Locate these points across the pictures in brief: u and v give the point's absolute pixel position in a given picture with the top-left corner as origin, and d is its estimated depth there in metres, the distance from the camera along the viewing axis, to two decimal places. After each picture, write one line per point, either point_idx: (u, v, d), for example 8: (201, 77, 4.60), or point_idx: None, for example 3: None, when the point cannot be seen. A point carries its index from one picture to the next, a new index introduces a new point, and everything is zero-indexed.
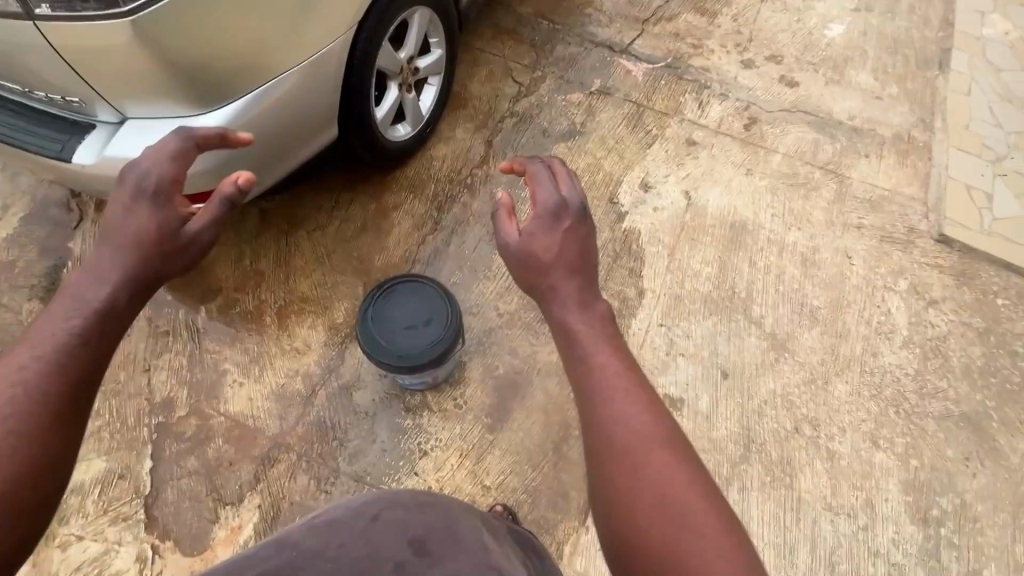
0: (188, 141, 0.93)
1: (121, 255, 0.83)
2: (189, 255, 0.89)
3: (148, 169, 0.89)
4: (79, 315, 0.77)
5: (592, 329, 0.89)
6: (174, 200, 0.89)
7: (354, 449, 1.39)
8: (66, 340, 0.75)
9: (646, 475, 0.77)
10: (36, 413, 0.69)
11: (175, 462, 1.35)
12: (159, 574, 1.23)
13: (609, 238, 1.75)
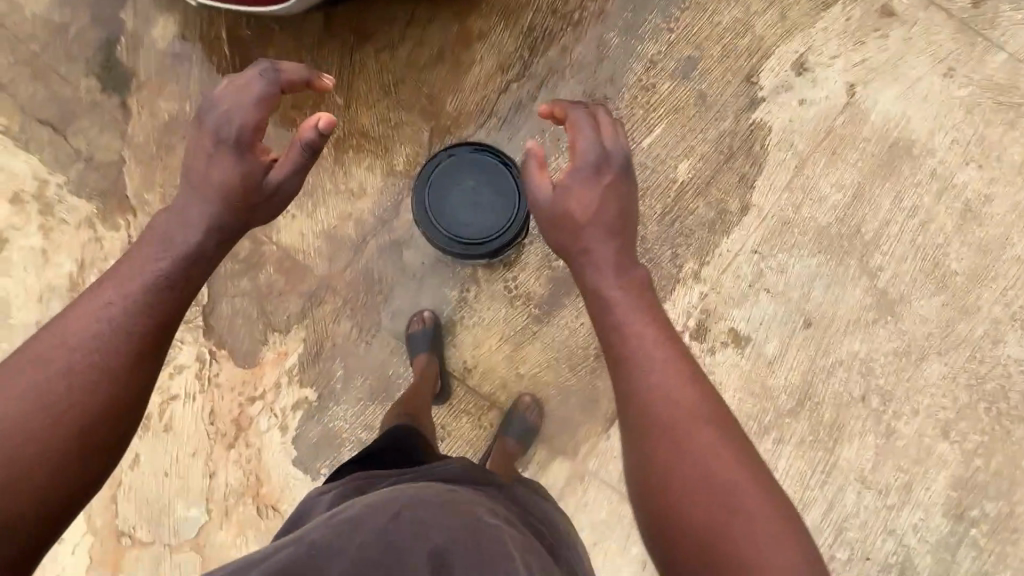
0: (273, 84, 0.88)
1: (210, 206, 0.84)
2: (268, 209, 0.90)
3: (230, 114, 0.86)
4: (170, 263, 0.81)
5: (628, 296, 0.84)
6: (254, 153, 0.87)
7: (399, 307, 1.37)
8: (157, 287, 0.79)
9: (690, 456, 0.74)
10: (123, 354, 0.74)
11: (229, 280, 1.37)
12: (216, 376, 1.36)
13: (730, 130, 1.41)
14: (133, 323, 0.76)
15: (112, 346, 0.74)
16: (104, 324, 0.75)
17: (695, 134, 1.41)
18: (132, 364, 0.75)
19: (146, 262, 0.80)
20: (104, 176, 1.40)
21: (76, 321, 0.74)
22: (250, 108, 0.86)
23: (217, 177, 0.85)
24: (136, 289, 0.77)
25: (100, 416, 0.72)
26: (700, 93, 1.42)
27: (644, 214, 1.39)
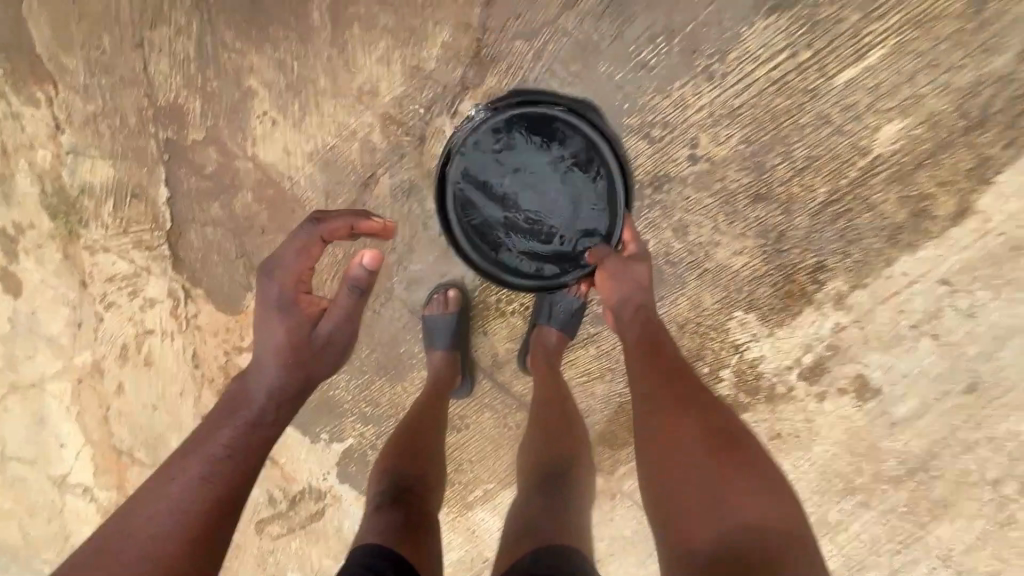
0: (314, 233, 0.71)
1: (273, 372, 0.69)
2: (332, 359, 0.74)
3: (278, 271, 0.72)
4: (238, 429, 0.66)
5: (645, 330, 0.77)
6: (304, 307, 0.72)
7: (416, 275, 1.03)
8: (223, 455, 0.63)
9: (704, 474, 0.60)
10: (189, 530, 0.58)
11: (196, 203, 1.02)
12: (195, 317, 1.11)
13: (993, 74, 0.83)
14: (199, 499, 0.60)
15: (187, 509, 0.59)
16: (166, 509, 0.59)
17: (931, 74, 0.84)
18: (199, 546, 0.58)
19: (207, 437, 0.65)
20: (4, 19, 0.95)
21: (135, 512, 0.59)
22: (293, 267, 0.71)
23: (267, 344, 0.70)
24: (203, 458, 0.63)
25: None
26: None
27: (795, 197, 0.90)
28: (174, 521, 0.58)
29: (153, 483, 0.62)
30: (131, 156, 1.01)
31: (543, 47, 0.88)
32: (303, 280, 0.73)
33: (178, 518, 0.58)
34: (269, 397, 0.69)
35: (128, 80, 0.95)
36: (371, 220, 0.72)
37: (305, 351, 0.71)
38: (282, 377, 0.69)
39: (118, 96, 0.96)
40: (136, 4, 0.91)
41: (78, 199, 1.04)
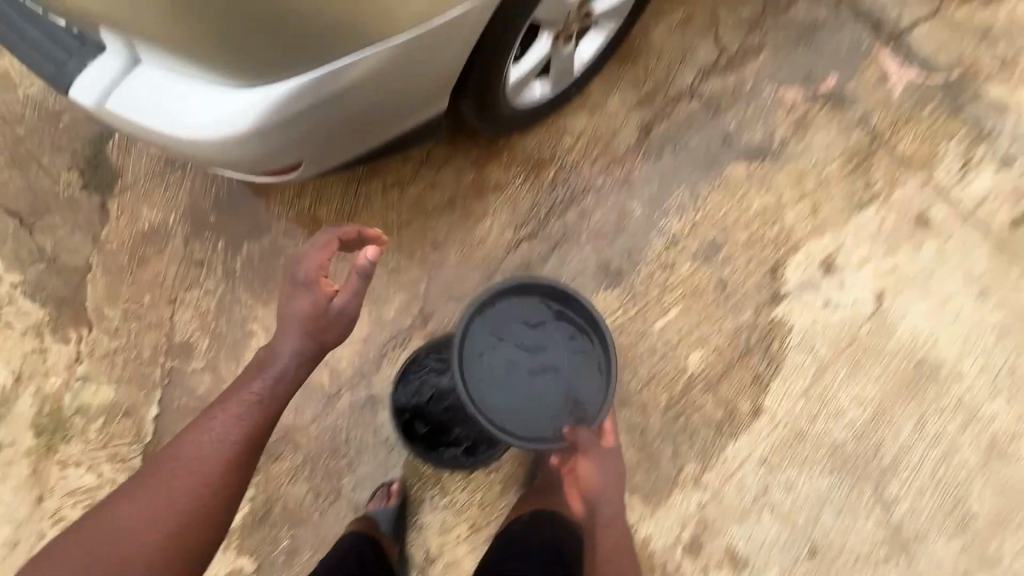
0: (331, 236, 0.94)
1: (293, 340, 0.89)
2: (341, 332, 0.92)
3: (299, 266, 0.92)
4: (267, 384, 0.89)
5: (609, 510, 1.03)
6: (320, 286, 0.90)
7: (363, 476, 1.23)
8: (254, 403, 0.88)
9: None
10: (223, 467, 0.84)
11: (181, 419, 1.23)
12: None
13: (748, 323, 1.31)
14: (230, 446, 0.85)
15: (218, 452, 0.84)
16: (211, 445, 0.85)
17: (711, 324, 1.31)
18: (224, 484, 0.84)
19: (247, 384, 0.90)
20: (65, 282, 1.27)
21: (192, 439, 0.86)
22: (315, 258, 0.91)
23: (289, 312, 0.90)
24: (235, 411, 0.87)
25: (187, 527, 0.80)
26: (721, 280, 1.33)
27: (647, 402, 1.28)
28: (213, 469, 0.84)
29: (208, 413, 0.88)
30: (133, 381, 1.24)
31: (467, 305, 1.30)
32: (322, 269, 0.92)
33: (218, 458, 0.84)
34: (290, 360, 0.90)
35: (152, 325, 1.26)
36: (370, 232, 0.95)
37: (319, 322, 0.90)
38: (299, 347, 0.89)
39: (140, 336, 1.25)
40: (178, 275, 1.28)
41: (70, 418, 1.22)
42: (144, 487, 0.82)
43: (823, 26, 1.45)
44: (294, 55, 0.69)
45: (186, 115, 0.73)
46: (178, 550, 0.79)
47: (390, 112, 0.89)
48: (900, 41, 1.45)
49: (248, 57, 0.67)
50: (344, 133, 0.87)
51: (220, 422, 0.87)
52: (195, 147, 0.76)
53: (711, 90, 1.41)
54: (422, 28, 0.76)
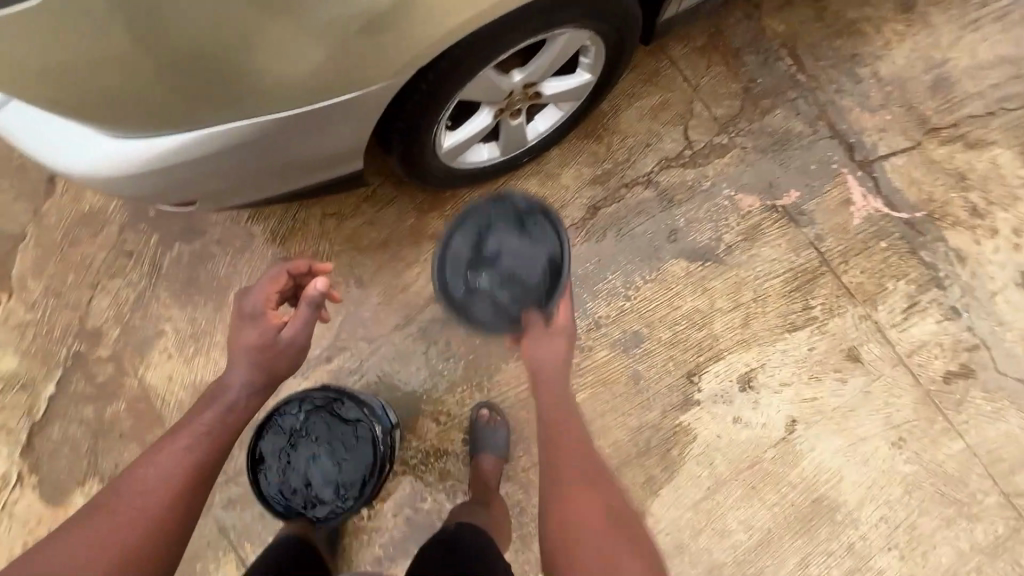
0: (281, 268, 0.84)
1: (244, 369, 0.77)
2: (295, 361, 0.81)
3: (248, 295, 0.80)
4: (218, 414, 0.75)
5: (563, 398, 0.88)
6: (268, 315, 0.79)
7: (235, 497, 1.23)
8: (204, 435, 0.73)
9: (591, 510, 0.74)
10: (170, 511, 0.67)
11: (74, 403, 1.24)
12: (14, 503, 1.21)
13: (652, 422, 1.29)
14: (177, 484, 0.69)
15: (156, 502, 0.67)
16: (151, 486, 0.68)
17: (615, 416, 1.30)
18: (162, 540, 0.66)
19: (195, 415, 0.75)
20: None
21: (124, 483, 0.68)
22: (263, 286, 0.81)
23: (237, 343, 0.78)
24: (183, 442, 0.72)
25: None
26: (635, 374, 1.31)
27: (532, 482, 1.27)
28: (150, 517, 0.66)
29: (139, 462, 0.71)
30: (38, 356, 1.26)
31: (377, 348, 1.30)
32: (271, 299, 0.81)
33: (160, 496, 0.67)
34: (242, 389, 0.76)
35: (69, 305, 1.28)
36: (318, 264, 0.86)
37: (272, 350, 0.78)
38: (250, 377, 0.77)
39: (55, 313, 1.28)
40: (105, 261, 1.30)
41: None
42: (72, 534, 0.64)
43: (796, 138, 1.43)
44: (160, 118, 0.74)
45: (59, 154, 0.78)
46: None
47: (291, 169, 0.93)
48: (872, 169, 1.42)
49: (112, 114, 0.73)
50: (231, 188, 0.91)
51: (160, 458, 0.70)
52: (82, 179, 0.80)
53: (669, 181, 1.39)
54: (300, 108, 0.81)
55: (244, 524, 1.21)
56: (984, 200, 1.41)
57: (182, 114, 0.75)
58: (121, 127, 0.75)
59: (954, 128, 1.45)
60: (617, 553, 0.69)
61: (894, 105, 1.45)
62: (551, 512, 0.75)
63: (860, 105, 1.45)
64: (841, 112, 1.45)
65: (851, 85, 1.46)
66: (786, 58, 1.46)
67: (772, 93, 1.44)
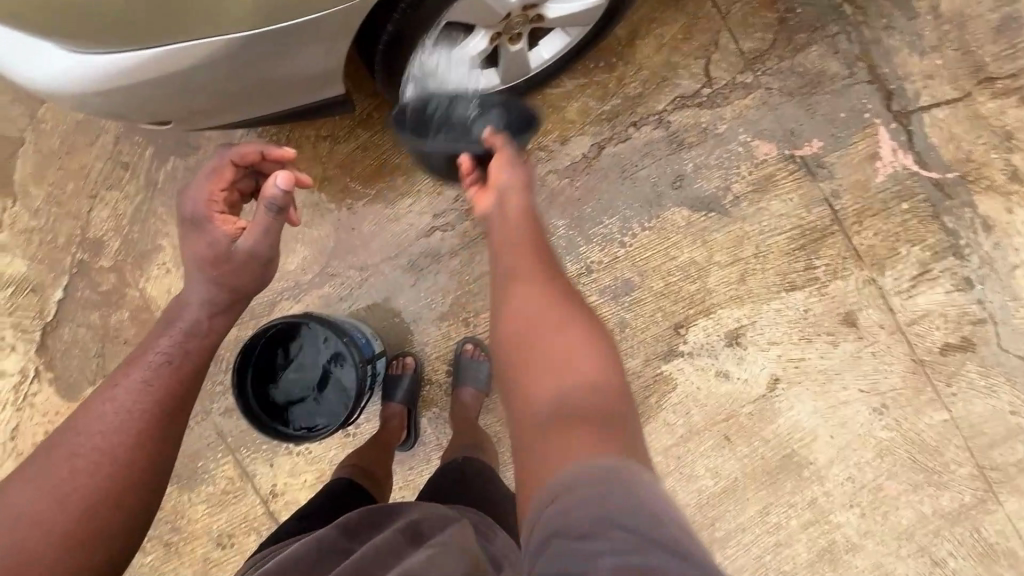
0: (225, 157, 0.91)
1: (201, 285, 0.87)
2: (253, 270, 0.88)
3: (195, 195, 0.89)
4: (174, 342, 0.85)
5: (533, 231, 0.84)
6: (218, 222, 0.87)
7: (231, 405, 1.31)
8: (161, 364, 0.84)
9: (548, 344, 0.71)
10: (133, 440, 0.79)
11: (82, 307, 1.31)
12: (33, 395, 1.31)
13: (634, 369, 1.31)
14: (137, 414, 0.80)
15: (122, 422, 0.79)
16: (115, 419, 0.79)
17: None
18: (130, 450, 0.79)
19: (152, 347, 0.85)
20: None
21: (89, 416, 0.81)
22: (205, 182, 0.89)
23: (196, 248, 0.87)
24: (140, 373, 0.82)
25: (104, 497, 0.76)
26: (621, 321, 1.31)
27: None
28: (117, 432, 0.79)
29: (105, 391, 0.83)
30: (45, 262, 1.31)
31: (368, 277, 1.31)
32: (216, 200, 0.90)
33: (124, 419, 0.80)
34: (200, 308, 0.87)
35: (71, 213, 1.31)
36: (275, 148, 0.91)
37: (221, 258, 0.86)
38: (208, 293, 0.87)
39: (57, 220, 1.31)
40: (102, 172, 1.30)
41: None
42: (55, 452, 0.78)
43: (831, 81, 1.29)
44: (122, 34, 0.70)
45: (29, 73, 0.75)
46: (99, 504, 0.75)
47: (269, 91, 0.89)
48: (909, 120, 1.29)
49: (73, 31, 0.69)
50: (214, 108, 0.88)
51: (120, 392, 0.82)
52: (50, 93, 0.78)
53: (682, 122, 1.30)
54: (272, 27, 0.75)
55: (240, 431, 1.31)
56: None
57: (146, 36, 0.72)
58: (84, 43, 0.71)
59: (1013, 79, 1.29)
60: (574, 359, 0.70)
61: (948, 48, 1.29)
62: (507, 331, 0.75)
63: (909, 46, 1.30)
64: (887, 54, 1.30)
65: (904, 21, 1.30)
66: None
67: (811, 27, 1.29)
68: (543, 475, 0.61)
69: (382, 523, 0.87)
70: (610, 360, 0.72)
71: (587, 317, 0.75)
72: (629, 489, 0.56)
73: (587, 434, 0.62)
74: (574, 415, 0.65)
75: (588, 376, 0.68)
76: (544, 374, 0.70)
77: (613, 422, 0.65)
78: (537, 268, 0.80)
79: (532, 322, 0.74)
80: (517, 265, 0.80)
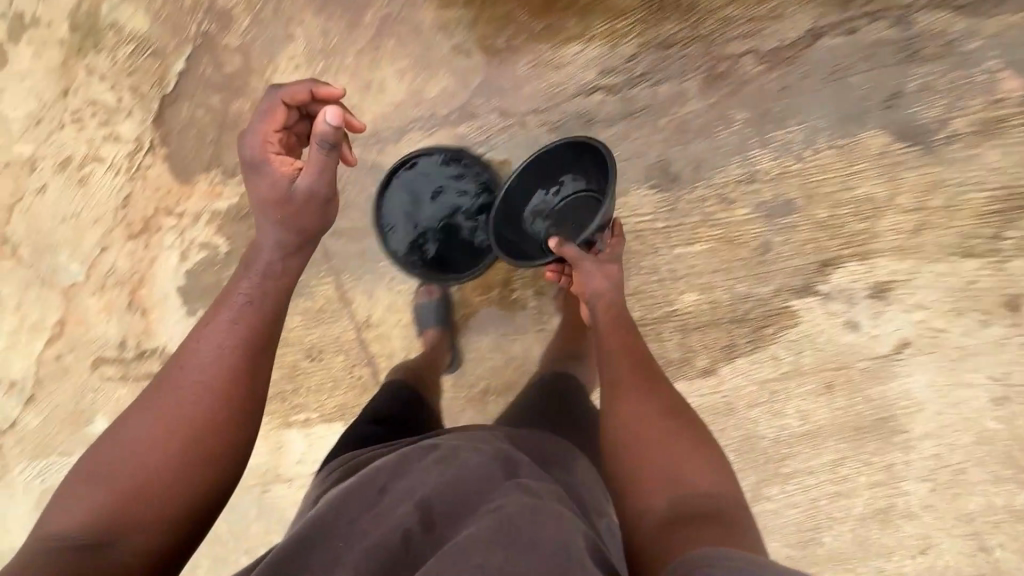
0: (277, 99, 0.86)
1: (273, 228, 0.83)
2: (317, 210, 0.84)
3: (250, 133, 0.85)
4: (254, 282, 0.84)
5: (637, 346, 0.99)
6: (276, 163, 0.83)
7: (341, 228, 1.27)
8: (245, 304, 0.82)
9: (659, 454, 0.84)
10: (227, 377, 0.79)
11: (203, 86, 1.22)
12: (145, 168, 1.28)
13: (761, 295, 1.23)
14: (229, 351, 0.80)
15: (213, 362, 0.79)
16: (208, 358, 0.79)
17: (725, 276, 1.22)
18: (224, 384, 0.79)
19: (234, 286, 0.84)
20: None
21: (181, 363, 0.80)
22: (262, 123, 0.85)
23: (257, 195, 0.84)
24: (227, 313, 0.81)
25: (205, 435, 0.77)
26: (766, 242, 1.20)
27: None
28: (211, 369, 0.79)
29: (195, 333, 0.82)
30: (171, 26, 1.21)
31: (509, 126, 1.18)
32: (271, 140, 0.86)
33: (214, 361, 0.79)
34: (275, 249, 0.84)
35: None
36: (327, 87, 0.87)
37: (286, 200, 0.82)
38: (283, 237, 0.83)
39: None
40: None
41: (106, 31, 1.21)
42: (154, 398, 0.79)
43: None
44: None
45: None
46: (199, 441, 0.76)
47: None
48: None
49: None
50: None
51: (209, 334, 0.81)
52: None
53: (921, 26, 1.08)
54: None
55: (345, 255, 1.29)
56: None
57: None
58: None
59: None
60: (685, 464, 0.83)
61: None
62: (614, 438, 0.89)
63: None
64: None
65: None
66: None
67: None
68: (673, 551, 0.71)
69: (461, 439, 0.88)
70: (719, 466, 0.84)
71: (696, 430, 0.89)
72: (761, 563, 0.65)
73: (711, 527, 0.73)
74: (692, 511, 0.76)
75: (703, 480, 0.81)
76: (658, 471, 0.83)
77: (730, 517, 0.76)
78: (646, 380, 0.93)
79: (643, 437, 0.86)
80: (626, 376, 0.94)
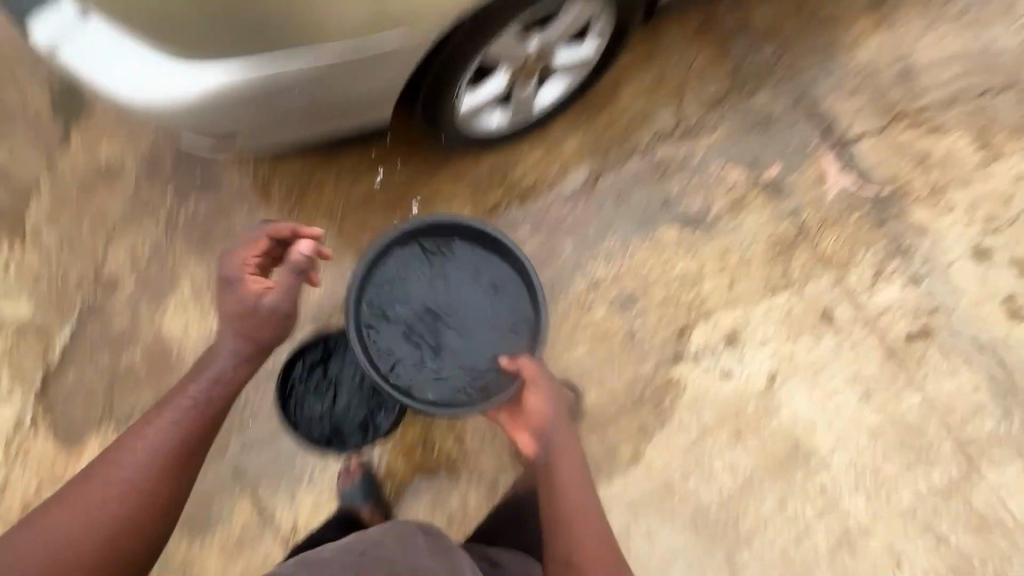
0: (263, 232, 0.94)
1: (233, 336, 0.90)
2: (279, 328, 0.93)
3: (231, 258, 0.93)
4: (206, 385, 0.89)
5: (570, 452, 0.96)
6: (248, 283, 0.90)
7: (247, 441, 1.27)
8: (189, 407, 0.87)
9: (576, 539, 0.88)
10: (127, 519, 0.79)
11: (90, 350, 1.29)
12: (32, 448, 1.25)
13: (646, 375, 1.41)
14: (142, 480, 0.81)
15: (123, 486, 0.80)
16: (111, 485, 0.80)
17: (609, 369, 1.40)
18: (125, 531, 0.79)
19: (189, 383, 0.89)
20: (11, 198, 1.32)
21: (97, 473, 0.81)
22: (243, 250, 0.93)
23: (224, 310, 0.91)
24: (173, 412, 0.86)
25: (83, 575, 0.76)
26: (630, 330, 1.42)
27: None
28: (114, 499, 0.80)
29: (137, 428, 0.85)
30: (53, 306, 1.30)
31: None
32: (249, 264, 0.93)
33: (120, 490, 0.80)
34: (232, 357, 0.91)
35: (83, 255, 1.32)
36: (306, 230, 0.94)
37: (254, 311, 0.90)
38: (236, 347, 0.90)
39: (67, 264, 1.31)
40: (119, 213, 1.33)
41: None
42: (65, 499, 0.79)
43: (778, 118, 1.55)
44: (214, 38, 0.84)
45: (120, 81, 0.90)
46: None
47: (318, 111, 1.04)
48: (846, 148, 1.56)
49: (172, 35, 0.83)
50: (269, 124, 1.02)
51: (147, 433, 0.84)
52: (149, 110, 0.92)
53: (663, 154, 1.50)
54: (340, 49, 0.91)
55: (259, 466, 1.27)
56: (949, 173, 1.58)
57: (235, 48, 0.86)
58: (185, 50, 0.86)
59: (931, 112, 1.61)
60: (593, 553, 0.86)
61: (868, 89, 1.60)
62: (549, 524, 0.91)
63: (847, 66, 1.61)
64: (830, 77, 1.59)
65: (825, 71, 1.60)
66: (775, 32, 1.59)
67: (757, 75, 1.57)
68: None
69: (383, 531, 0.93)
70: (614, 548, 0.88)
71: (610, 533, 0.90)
72: None
73: None
74: None
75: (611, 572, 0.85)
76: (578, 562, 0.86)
77: None
78: (575, 487, 0.93)
79: (565, 518, 0.89)
80: (563, 474, 0.93)
